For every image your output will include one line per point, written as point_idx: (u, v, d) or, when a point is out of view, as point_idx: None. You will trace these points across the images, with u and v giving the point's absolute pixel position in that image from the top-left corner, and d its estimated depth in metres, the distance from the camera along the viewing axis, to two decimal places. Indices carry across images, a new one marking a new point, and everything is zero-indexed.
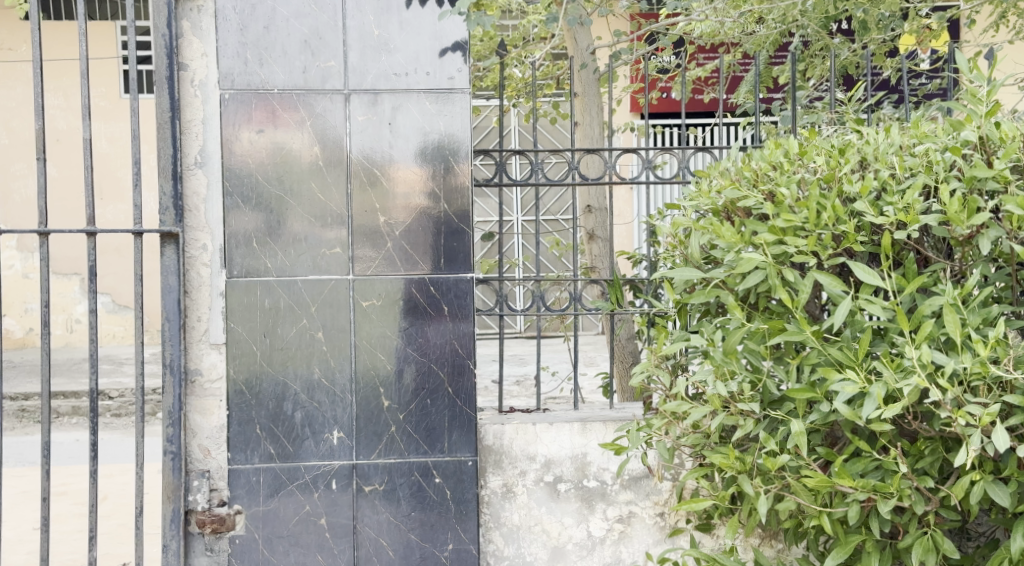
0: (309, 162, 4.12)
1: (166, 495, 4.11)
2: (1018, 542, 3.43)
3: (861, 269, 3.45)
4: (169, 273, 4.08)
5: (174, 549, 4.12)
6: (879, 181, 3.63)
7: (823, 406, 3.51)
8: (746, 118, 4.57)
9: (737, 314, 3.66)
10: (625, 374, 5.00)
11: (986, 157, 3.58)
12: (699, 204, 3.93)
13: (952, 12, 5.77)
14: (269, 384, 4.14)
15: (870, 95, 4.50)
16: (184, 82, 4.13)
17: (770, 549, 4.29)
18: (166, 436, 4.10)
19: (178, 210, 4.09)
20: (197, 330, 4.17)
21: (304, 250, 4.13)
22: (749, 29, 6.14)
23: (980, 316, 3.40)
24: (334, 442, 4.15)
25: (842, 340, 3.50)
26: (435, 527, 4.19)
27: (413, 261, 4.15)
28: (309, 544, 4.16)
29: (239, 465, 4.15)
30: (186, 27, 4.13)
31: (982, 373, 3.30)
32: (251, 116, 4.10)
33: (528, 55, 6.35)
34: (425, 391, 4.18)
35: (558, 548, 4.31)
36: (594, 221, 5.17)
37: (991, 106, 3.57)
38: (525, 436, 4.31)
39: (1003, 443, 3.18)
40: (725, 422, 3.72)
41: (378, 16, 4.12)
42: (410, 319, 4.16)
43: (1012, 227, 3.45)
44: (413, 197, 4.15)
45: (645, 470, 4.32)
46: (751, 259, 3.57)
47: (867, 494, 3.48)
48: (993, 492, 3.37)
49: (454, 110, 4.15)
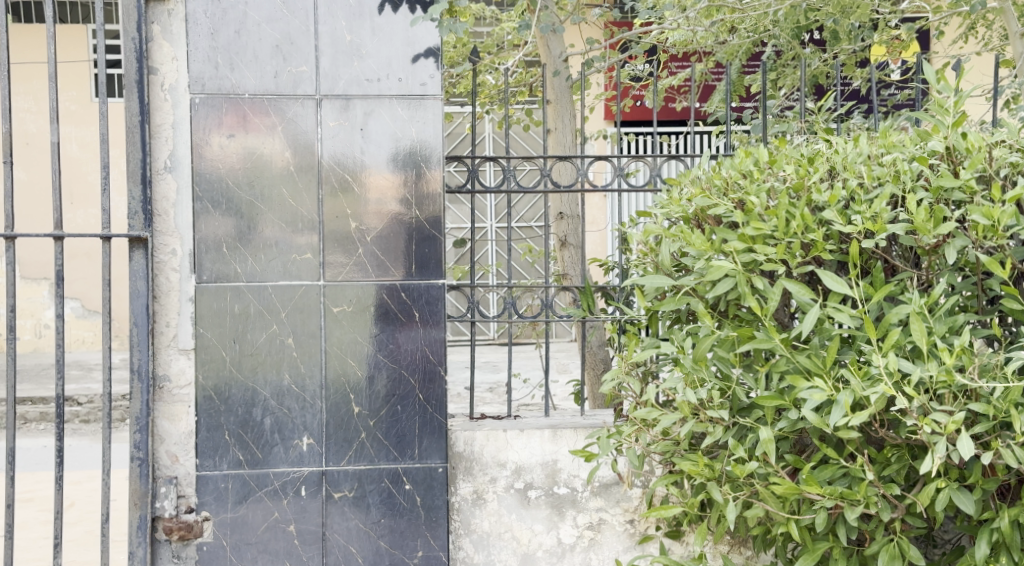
0: (281, 168, 4.11)
1: (133, 502, 4.08)
2: (982, 550, 3.45)
3: (829, 278, 3.48)
4: (138, 277, 4.05)
5: (140, 556, 4.08)
6: (847, 190, 3.65)
7: (791, 414, 3.53)
8: (717, 126, 4.49)
9: (707, 321, 3.67)
10: (596, 382, 5.02)
11: (953, 167, 3.61)
12: (671, 212, 3.95)
13: (922, 22, 5.78)
14: (238, 391, 4.12)
15: (840, 104, 4.50)
16: (153, 86, 4.10)
17: (740, 555, 4.29)
18: (133, 442, 4.07)
19: (147, 214, 4.06)
20: (166, 336, 4.14)
21: (274, 256, 4.11)
22: (721, 38, 6.17)
23: (947, 325, 3.41)
24: (303, 448, 4.14)
25: (811, 347, 3.52)
26: (404, 534, 4.18)
27: (386, 267, 4.14)
28: (277, 551, 4.14)
29: (208, 471, 4.12)
30: (156, 30, 4.10)
31: (948, 381, 3.31)
32: (222, 121, 4.09)
33: (501, 62, 6.33)
34: (396, 397, 4.16)
35: (527, 554, 4.31)
36: (565, 228, 5.15)
37: (958, 117, 3.62)
38: (495, 443, 4.31)
39: (967, 451, 3.19)
40: (695, 429, 3.75)
41: (350, 21, 4.11)
42: (381, 325, 4.15)
43: (978, 237, 3.47)
44: (386, 203, 4.14)
45: (615, 476, 4.33)
46: (720, 267, 3.58)
47: (834, 501, 3.51)
48: (958, 499, 3.39)
49: (426, 116, 4.14)
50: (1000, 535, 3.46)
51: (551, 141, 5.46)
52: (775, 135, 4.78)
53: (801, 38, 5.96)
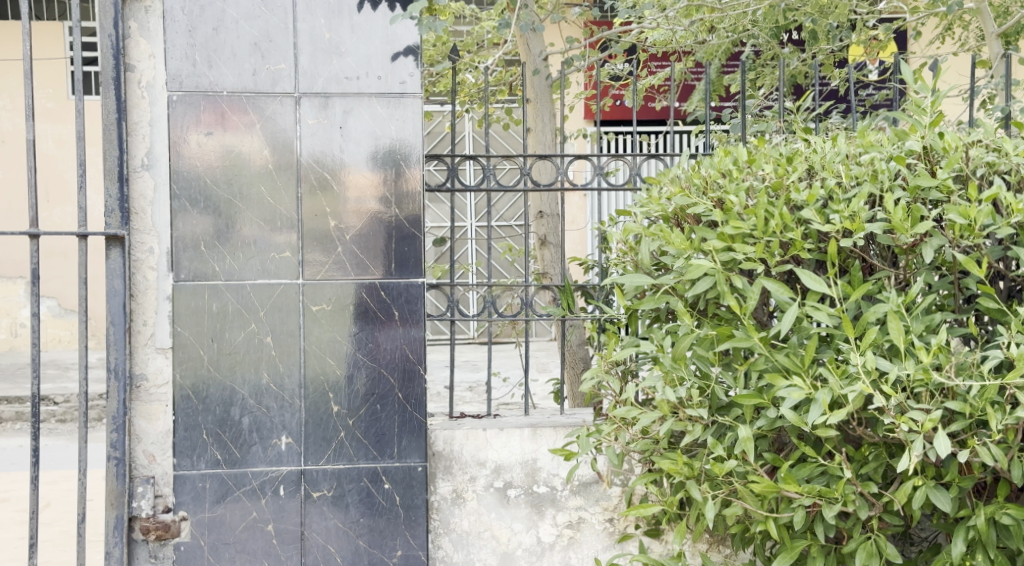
0: (259, 166, 4.09)
1: (109, 501, 4.05)
2: (959, 548, 3.47)
3: (807, 277, 3.49)
4: (115, 276, 4.02)
5: (117, 556, 4.05)
6: (826, 190, 3.66)
7: (770, 412, 3.54)
8: (697, 126, 4.47)
9: (686, 321, 3.68)
10: (576, 380, 5.00)
11: (930, 167, 3.63)
12: (650, 210, 3.96)
13: (900, 22, 5.79)
14: (216, 390, 4.10)
15: (819, 105, 4.50)
16: (130, 83, 4.08)
17: (718, 554, 4.30)
18: (110, 442, 4.04)
19: (124, 212, 4.04)
20: (143, 334, 4.11)
21: (252, 254, 4.10)
22: (701, 37, 6.15)
23: (923, 324, 3.43)
24: (282, 448, 4.12)
25: (790, 346, 3.52)
26: (383, 534, 4.17)
27: (365, 265, 4.13)
28: (255, 551, 4.12)
29: (185, 471, 4.10)
30: (133, 27, 4.08)
31: (925, 380, 3.33)
32: (200, 119, 4.06)
33: (481, 60, 6.31)
34: (375, 396, 4.15)
35: (507, 553, 4.30)
36: (545, 227, 5.14)
37: (935, 117, 3.65)
38: (475, 442, 4.31)
39: (944, 449, 3.19)
40: (674, 428, 3.76)
41: (329, 19, 4.09)
42: (360, 324, 4.14)
43: (955, 236, 3.48)
44: (365, 202, 4.12)
45: (594, 475, 4.33)
46: (700, 266, 3.59)
47: (813, 500, 3.52)
48: (935, 497, 3.40)
49: (406, 114, 4.13)
50: (975, 532, 3.48)
51: (531, 140, 5.45)
52: (754, 134, 4.77)
53: (780, 38, 5.98)
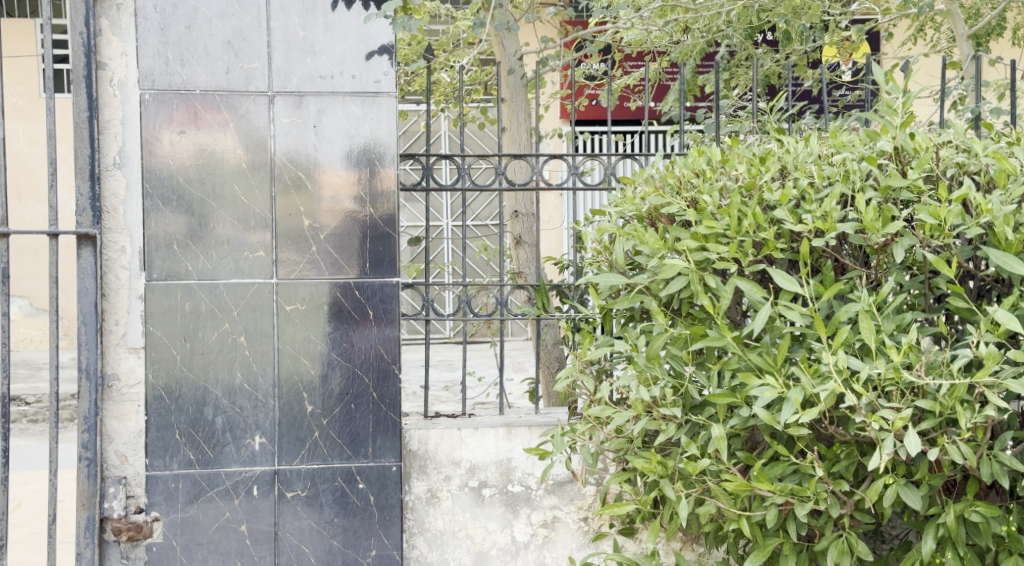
0: (233, 165, 4.07)
1: (80, 502, 4.03)
2: (929, 545, 3.50)
3: (780, 277, 3.51)
4: (86, 275, 4.00)
5: (88, 557, 4.03)
6: (798, 190, 3.68)
7: (743, 411, 3.56)
8: (672, 126, 4.48)
9: (660, 320, 3.69)
10: (551, 379, 5.01)
11: (901, 167, 3.66)
12: (625, 210, 3.98)
13: (872, 24, 5.83)
14: (188, 390, 4.08)
15: (792, 105, 4.53)
16: (102, 81, 4.05)
17: (692, 552, 4.32)
18: (81, 442, 4.01)
19: (96, 211, 4.01)
20: (115, 334, 4.09)
21: (226, 253, 4.08)
22: (676, 37, 6.18)
23: (894, 323, 3.46)
24: (255, 448, 4.11)
25: (762, 346, 3.54)
26: (358, 534, 4.16)
27: (340, 265, 4.12)
28: (228, 551, 4.11)
29: (157, 471, 4.08)
30: (104, 25, 4.05)
31: (895, 378, 3.35)
32: (173, 117, 4.04)
33: (456, 60, 6.31)
34: (350, 396, 4.14)
35: (481, 552, 4.30)
36: (521, 226, 5.14)
37: (906, 118, 3.67)
38: (450, 441, 4.30)
39: (914, 447, 3.21)
40: (648, 426, 3.78)
41: (303, 17, 4.08)
42: (335, 323, 4.13)
43: (925, 236, 3.50)
44: (340, 201, 4.11)
45: (569, 474, 4.33)
46: (674, 266, 3.61)
47: (785, 498, 3.54)
48: (905, 494, 3.42)
49: (380, 114, 4.12)
50: (945, 530, 3.50)
51: (506, 139, 5.45)
52: (728, 134, 4.80)
53: (754, 39, 6.00)
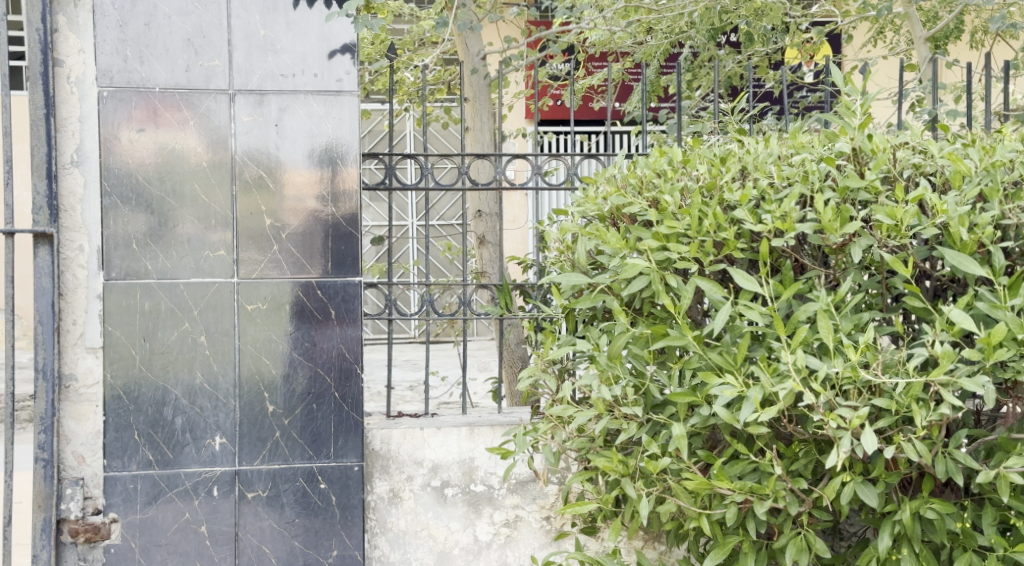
0: (193, 164, 4.04)
1: (37, 503, 3.99)
2: (885, 542, 3.53)
3: (740, 276, 3.53)
4: (43, 274, 3.96)
5: (45, 559, 3.99)
6: (758, 190, 3.70)
7: (703, 410, 3.58)
8: (635, 126, 4.49)
9: (622, 319, 3.71)
10: (513, 379, 5.02)
11: (859, 168, 3.69)
12: (587, 210, 3.99)
13: (832, 26, 5.89)
14: (148, 390, 4.05)
15: (753, 106, 4.56)
16: (59, 78, 4.00)
17: (653, 551, 4.35)
18: (38, 443, 3.97)
19: (53, 210, 3.97)
20: (72, 334, 4.06)
21: (186, 252, 4.05)
22: (639, 38, 6.20)
23: (852, 322, 3.50)
24: (216, 448, 4.08)
25: (722, 345, 3.56)
26: (319, 534, 4.14)
27: (302, 265, 4.10)
28: (188, 552, 4.08)
29: (116, 472, 4.05)
30: (62, 22, 4.00)
31: (853, 377, 3.38)
32: (132, 115, 4.01)
33: (419, 59, 6.30)
34: (311, 396, 4.13)
35: (444, 552, 4.31)
36: (484, 226, 5.14)
37: (864, 119, 3.70)
38: (412, 441, 4.29)
39: (871, 445, 3.24)
40: (610, 426, 3.79)
41: (265, 15, 4.06)
42: (296, 323, 4.11)
43: (882, 236, 3.53)
44: (302, 201, 4.10)
45: (531, 474, 4.34)
46: (635, 266, 3.62)
47: (744, 496, 3.56)
48: (862, 492, 3.45)
49: (342, 112, 4.11)
50: (901, 527, 3.54)
51: (470, 139, 5.45)
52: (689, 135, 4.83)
53: (716, 40, 6.03)
